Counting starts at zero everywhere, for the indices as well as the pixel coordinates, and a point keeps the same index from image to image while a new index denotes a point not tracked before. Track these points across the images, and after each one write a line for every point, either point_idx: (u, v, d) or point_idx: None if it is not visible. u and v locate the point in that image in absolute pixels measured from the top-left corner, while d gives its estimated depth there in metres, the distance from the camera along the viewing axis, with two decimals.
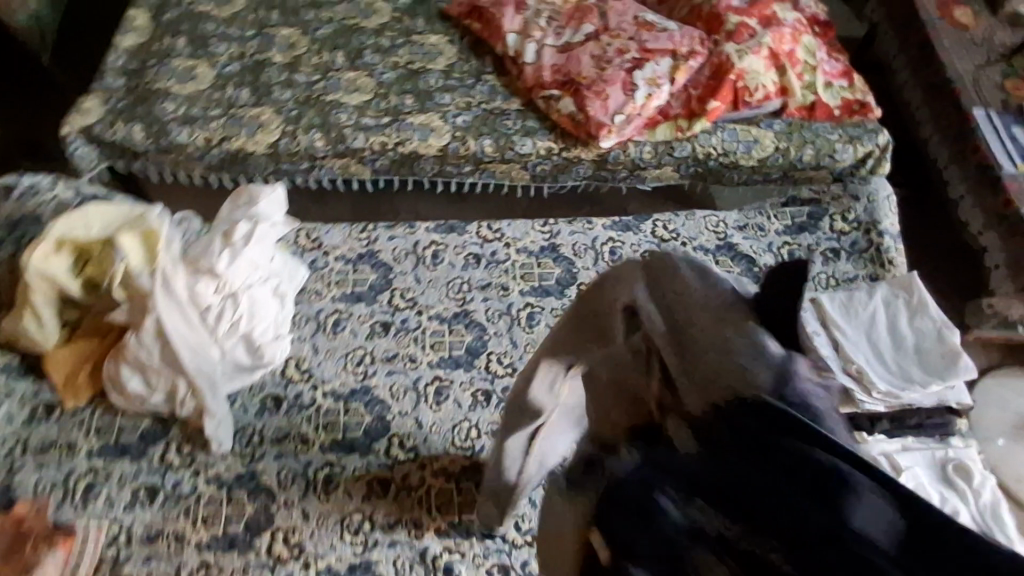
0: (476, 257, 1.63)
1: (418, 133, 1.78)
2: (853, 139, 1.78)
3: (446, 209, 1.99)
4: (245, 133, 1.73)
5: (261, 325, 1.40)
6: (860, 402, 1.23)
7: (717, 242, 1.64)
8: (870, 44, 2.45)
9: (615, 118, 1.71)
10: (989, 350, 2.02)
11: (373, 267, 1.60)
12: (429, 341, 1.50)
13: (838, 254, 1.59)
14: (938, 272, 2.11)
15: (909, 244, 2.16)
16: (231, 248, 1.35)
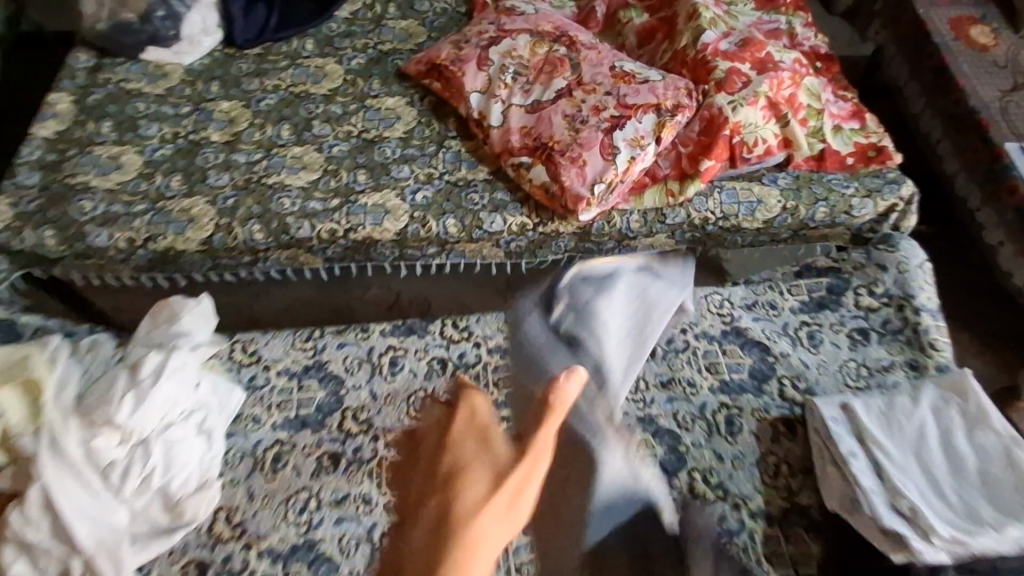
0: (442, 362, 1.40)
1: (371, 216, 1.56)
2: (872, 192, 1.51)
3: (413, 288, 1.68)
4: (173, 230, 1.51)
5: (179, 475, 1.18)
6: (918, 550, 0.98)
7: (723, 326, 1.40)
8: (875, 69, 2.20)
9: (594, 187, 1.48)
10: None
11: (321, 381, 1.38)
12: (387, 475, 1.26)
13: (868, 336, 1.34)
14: (976, 317, 1.85)
15: (942, 286, 1.90)
16: (135, 391, 1.14)
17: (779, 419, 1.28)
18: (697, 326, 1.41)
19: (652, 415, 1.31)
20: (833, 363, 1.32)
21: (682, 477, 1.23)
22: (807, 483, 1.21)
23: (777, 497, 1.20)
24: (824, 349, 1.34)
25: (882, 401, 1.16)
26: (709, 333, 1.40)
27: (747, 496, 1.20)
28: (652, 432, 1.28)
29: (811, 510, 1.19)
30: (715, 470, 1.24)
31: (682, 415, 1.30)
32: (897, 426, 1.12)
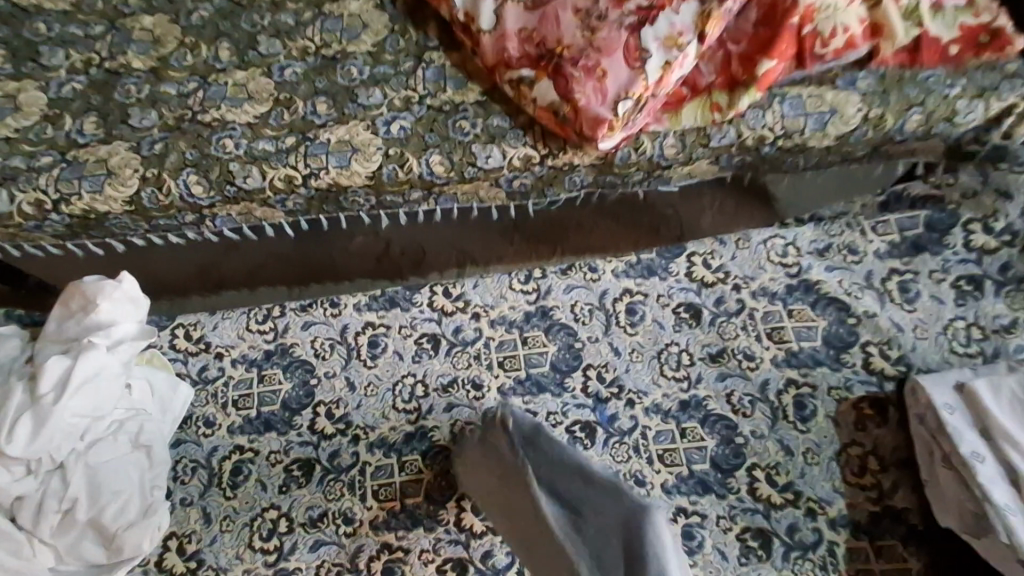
0: (435, 340, 1.12)
1: (335, 157, 1.24)
2: (984, 90, 1.15)
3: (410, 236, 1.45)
4: (88, 187, 1.21)
5: (112, 503, 0.93)
6: None
7: (788, 280, 1.10)
8: None
9: (618, 106, 1.13)
10: None
11: (287, 370, 1.11)
12: (372, 487, 1.02)
13: (980, 287, 1.07)
14: None
15: None
16: (32, 410, 0.89)
17: (864, 399, 1.01)
18: (756, 281, 1.11)
19: (699, 398, 1.04)
20: (934, 324, 1.04)
21: (740, 476, 0.98)
22: (902, 479, 0.96)
23: (864, 500, 0.95)
24: (922, 307, 1.06)
25: (1015, 380, 0.89)
26: (769, 289, 1.10)
27: (822, 500, 0.96)
28: (699, 420, 1.02)
29: (908, 515, 0.94)
30: (781, 467, 0.98)
31: (737, 397, 1.03)
32: None
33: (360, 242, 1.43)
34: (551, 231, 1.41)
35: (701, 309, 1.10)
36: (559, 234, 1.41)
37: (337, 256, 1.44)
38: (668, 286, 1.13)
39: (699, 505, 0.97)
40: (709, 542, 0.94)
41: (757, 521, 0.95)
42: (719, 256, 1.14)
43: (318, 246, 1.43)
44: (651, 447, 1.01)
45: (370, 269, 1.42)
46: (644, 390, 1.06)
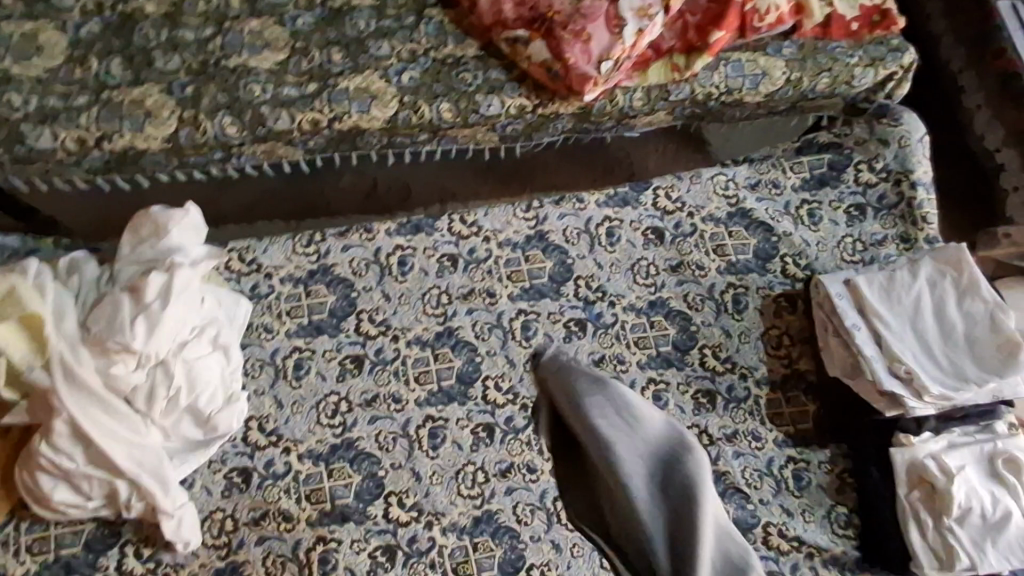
0: (453, 259, 1.37)
1: (355, 103, 1.41)
2: (874, 61, 1.48)
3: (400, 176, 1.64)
4: (128, 127, 1.33)
5: (205, 392, 1.15)
6: (910, 407, 1.15)
7: (729, 208, 1.43)
8: None
9: (602, 66, 1.38)
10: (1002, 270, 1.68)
11: (329, 285, 1.33)
12: (413, 374, 1.28)
13: (864, 212, 1.43)
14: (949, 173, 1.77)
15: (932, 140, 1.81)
16: (144, 315, 1.07)
17: (782, 295, 1.36)
18: (705, 209, 1.43)
19: (663, 298, 1.36)
20: (831, 240, 1.40)
21: (693, 354, 1.32)
22: (805, 350, 1.33)
23: (779, 365, 1.32)
24: (823, 226, 1.41)
25: (883, 276, 1.26)
26: (716, 215, 1.42)
27: (751, 366, 1.31)
28: (664, 314, 1.35)
29: (808, 375, 1.31)
30: (723, 346, 1.33)
31: (691, 296, 1.36)
32: (896, 298, 1.24)
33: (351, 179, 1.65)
34: (520, 172, 1.68)
35: (664, 231, 1.41)
36: (529, 174, 1.68)
37: (332, 192, 1.63)
38: (639, 213, 1.42)
39: (665, 375, 1.30)
40: (672, 400, 1.28)
41: (706, 384, 1.30)
42: (677, 190, 1.44)
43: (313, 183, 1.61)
44: (629, 335, 1.33)
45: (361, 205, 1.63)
46: (622, 293, 1.36)
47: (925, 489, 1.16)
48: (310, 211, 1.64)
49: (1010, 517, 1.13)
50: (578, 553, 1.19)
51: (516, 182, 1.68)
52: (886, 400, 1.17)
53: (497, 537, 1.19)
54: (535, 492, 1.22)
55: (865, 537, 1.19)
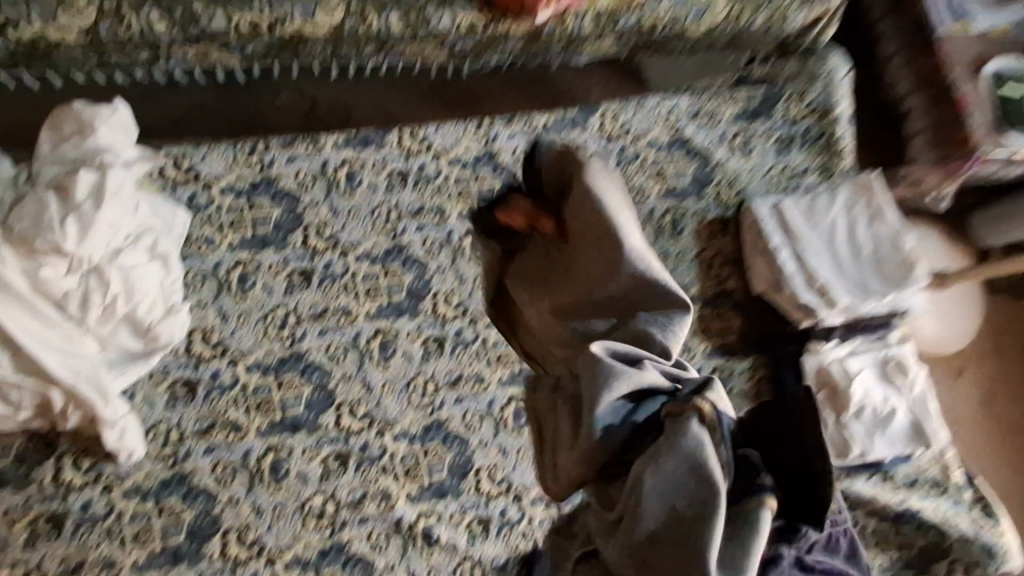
0: (402, 175, 1.36)
1: (298, 7, 1.33)
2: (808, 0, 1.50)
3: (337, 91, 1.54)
4: (38, 14, 1.21)
5: (144, 301, 1.11)
6: (822, 316, 1.32)
7: (670, 136, 1.49)
8: None
9: None
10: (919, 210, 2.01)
11: (273, 198, 1.29)
12: (363, 288, 1.28)
13: (791, 143, 1.53)
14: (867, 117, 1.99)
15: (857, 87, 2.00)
16: (75, 215, 1.01)
17: (716, 220, 1.46)
18: (647, 136, 1.48)
19: None
20: (760, 169, 1.51)
21: None
22: (735, 271, 1.43)
23: (709, 285, 1.42)
24: (755, 156, 1.51)
25: (806, 201, 1.39)
26: (658, 142, 1.48)
27: (685, 286, 1.41)
28: None
29: (736, 293, 1.42)
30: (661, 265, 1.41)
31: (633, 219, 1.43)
32: (816, 222, 1.37)
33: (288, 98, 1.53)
34: (466, 99, 1.62)
35: (609, 155, 1.46)
36: (475, 101, 1.62)
37: (265, 109, 1.52)
38: (585, 137, 1.46)
39: None
40: None
41: None
42: (623, 116, 1.48)
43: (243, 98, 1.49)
44: None
45: (301, 124, 1.53)
46: None
47: (829, 390, 1.32)
48: (245, 133, 1.53)
49: (895, 413, 1.31)
50: (524, 456, 1.24)
51: (464, 109, 1.61)
52: (803, 312, 1.33)
53: (447, 442, 1.23)
54: (483, 401, 1.26)
55: None
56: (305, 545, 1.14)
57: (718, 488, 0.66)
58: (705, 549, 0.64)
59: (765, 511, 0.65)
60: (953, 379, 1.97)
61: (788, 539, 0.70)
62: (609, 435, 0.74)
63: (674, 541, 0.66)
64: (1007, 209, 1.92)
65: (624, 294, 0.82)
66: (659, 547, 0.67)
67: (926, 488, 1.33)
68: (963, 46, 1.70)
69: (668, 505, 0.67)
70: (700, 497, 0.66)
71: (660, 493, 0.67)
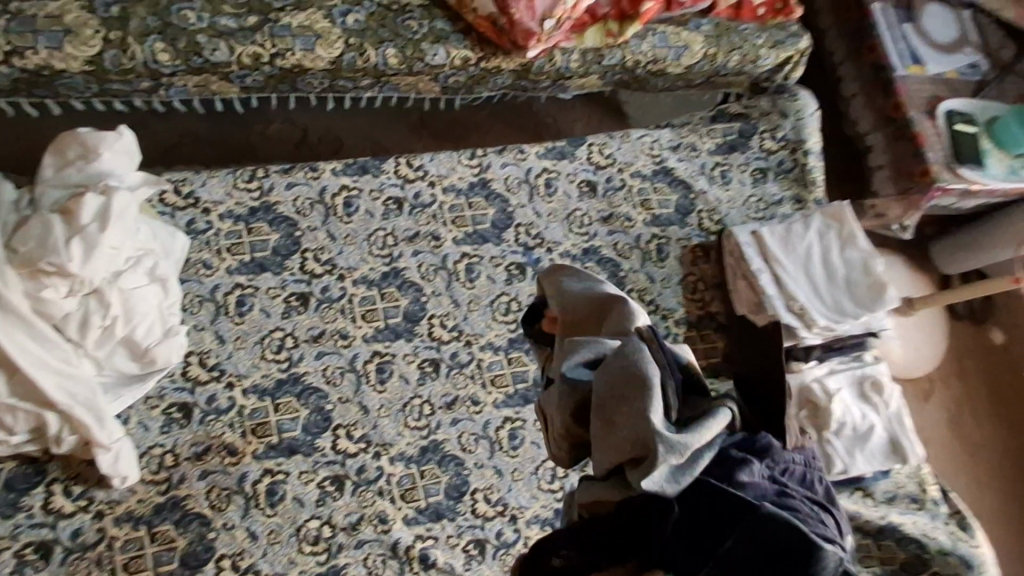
0: (398, 202, 1.40)
1: (300, 40, 1.38)
2: (776, 43, 1.66)
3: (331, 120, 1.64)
4: (43, 43, 1.24)
5: (143, 323, 1.11)
6: (803, 336, 1.38)
7: (654, 166, 1.56)
8: None
9: (544, 23, 1.44)
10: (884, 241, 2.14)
11: (272, 223, 1.31)
12: (360, 311, 1.30)
13: (766, 175, 1.62)
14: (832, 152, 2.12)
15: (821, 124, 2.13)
16: (80, 237, 1.02)
17: (698, 246, 1.53)
18: (632, 166, 1.55)
19: (595, 246, 1.47)
20: (738, 199, 1.59)
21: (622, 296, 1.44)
22: (717, 295, 1.50)
23: (694, 307, 1.47)
24: (733, 186, 1.59)
25: (782, 228, 1.47)
26: (642, 172, 1.55)
27: (672, 309, 1.46)
28: (596, 261, 1.46)
29: (719, 316, 1.48)
30: (648, 289, 1.46)
31: (620, 245, 1.49)
32: (792, 247, 1.45)
33: (278, 127, 1.62)
34: (454, 130, 1.72)
35: (597, 185, 1.52)
36: (461, 134, 1.72)
37: (256, 139, 1.59)
38: (574, 167, 1.52)
39: None
40: None
41: None
42: (609, 147, 1.56)
43: (238, 126, 1.57)
44: None
45: (291, 152, 1.60)
46: (559, 240, 1.46)
47: (810, 409, 1.37)
48: (234, 162, 1.57)
49: (874, 429, 1.36)
50: (519, 477, 1.26)
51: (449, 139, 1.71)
52: (786, 332, 1.39)
53: (443, 464, 1.24)
54: (478, 422, 1.28)
55: None
56: (301, 571, 1.12)
57: (651, 380, 0.69)
58: (645, 420, 0.67)
59: (723, 410, 0.72)
60: (924, 402, 2.06)
61: (757, 456, 0.74)
62: (584, 382, 0.74)
63: (623, 428, 0.69)
64: (963, 238, 2.06)
65: (587, 318, 0.83)
66: (613, 438, 0.69)
67: (905, 504, 1.38)
68: (919, 88, 1.88)
69: (617, 388, 0.70)
70: (635, 386, 0.69)
71: (608, 395, 0.70)
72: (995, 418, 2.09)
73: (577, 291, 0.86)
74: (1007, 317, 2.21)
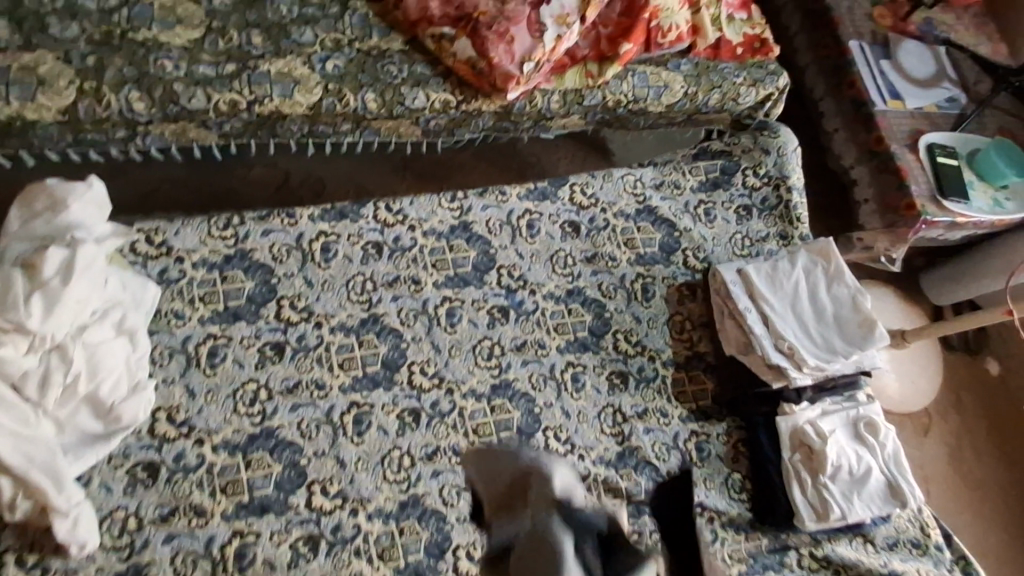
0: (378, 247, 1.37)
1: (277, 87, 1.38)
2: (756, 81, 1.66)
3: (312, 163, 1.62)
4: (17, 94, 1.24)
5: (108, 379, 1.07)
6: (793, 377, 1.34)
7: (637, 206, 1.55)
8: None
9: (524, 66, 1.45)
10: (873, 274, 2.14)
11: (247, 271, 1.28)
12: (338, 360, 1.26)
13: (750, 212, 1.61)
14: (817, 186, 2.13)
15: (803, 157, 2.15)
16: (41, 290, 1.01)
17: (684, 284, 1.51)
18: (615, 206, 1.54)
19: (579, 287, 1.45)
20: (723, 236, 1.57)
21: (607, 338, 1.41)
22: (704, 334, 1.47)
23: (681, 348, 1.44)
24: (717, 224, 1.58)
25: (768, 266, 1.45)
26: (626, 212, 1.54)
27: (658, 350, 1.43)
28: (580, 302, 1.43)
29: (707, 355, 1.45)
30: (634, 331, 1.43)
31: (605, 285, 1.46)
32: (779, 284, 1.43)
33: (259, 171, 1.60)
34: (436, 171, 1.71)
35: (580, 225, 1.51)
36: (443, 174, 1.72)
37: (236, 183, 1.58)
38: (556, 208, 1.51)
39: (582, 358, 1.38)
40: (589, 381, 1.36)
41: (620, 366, 1.39)
42: (591, 187, 1.55)
43: (218, 173, 1.56)
44: (548, 321, 1.40)
45: (272, 197, 1.59)
46: (542, 282, 1.43)
47: (804, 451, 1.33)
48: (215, 207, 1.56)
49: (871, 471, 1.31)
50: None
51: (431, 180, 1.71)
52: (775, 373, 1.35)
53: (423, 519, 1.19)
54: (460, 474, 1.23)
55: (757, 501, 1.33)
56: None
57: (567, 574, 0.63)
58: None
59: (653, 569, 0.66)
60: (923, 436, 2.01)
61: None
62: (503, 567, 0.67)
63: None
64: (953, 270, 2.05)
65: (504, 499, 0.70)
66: None
67: (907, 550, 1.33)
68: (899, 122, 1.90)
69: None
70: (543, 559, 0.64)
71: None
72: (996, 452, 2.04)
73: (499, 465, 0.73)
74: (1000, 348, 2.19)
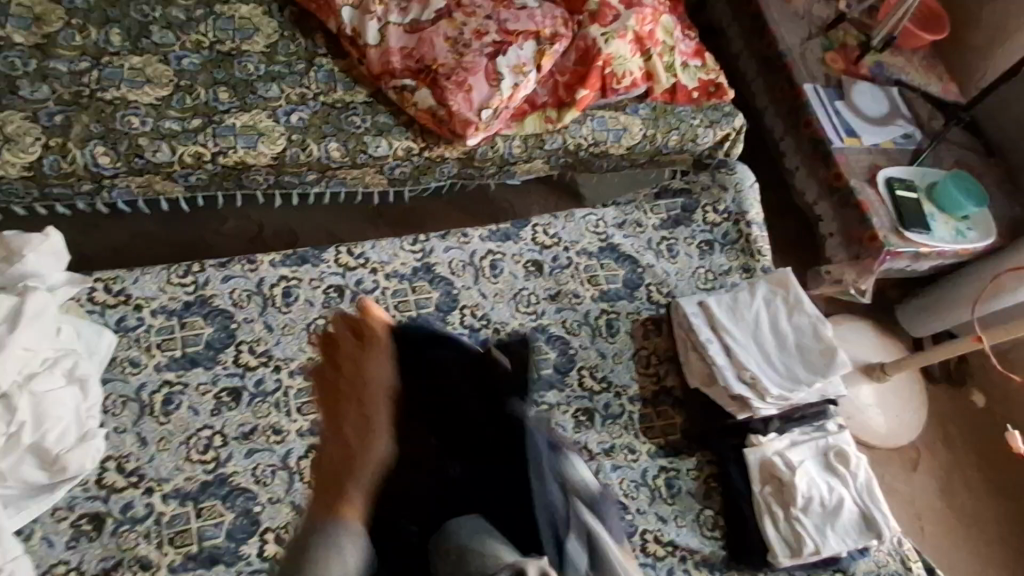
0: (339, 290, 1.38)
1: (241, 139, 1.42)
2: (712, 123, 1.73)
3: (285, 214, 1.69)
4: None
5: (54, 428, 1.07)
6: (757, 407, 1.33)
7: (599, 244, 1.57)
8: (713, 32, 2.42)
9: (482, 113, 1.50)
10: (847, 308, 2.14)
11: (206, 316, 1.29)
12: (296, 404, 1.25)
13: (712, 246, 1.63)
14: (782, 222, 2.17)
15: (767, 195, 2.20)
16: None
17: (649, 319, 1.51)
18: (578, 244, 1.56)
19: (544, 325, 1.45)
20: (687, 271, 1.59)
21: (572, 375, 1.40)
22: (671, 368, 1.46)
23: (648, 383, 1.43)
24: (680, 259, 1.60)
25: (729, 298, 1.46)
26: (589, 250, 1.56)
27: (625, 385, 1.42)
28: (544, 340, 1.43)
29: (674, 390, 1.44)
30: (599, 366, 1.43)
31: (569, 322, 1.46)
32: (740, 315, 1.43)
33: (233, 224, 1.66)
34: (410, 220, 1.76)
35: (543, 263, 1.52)
36: (417, 223, 1.76)
37: (210, 237, 1.62)
38: (519, 248, 1.53)
39: (546, 396, 1.36)
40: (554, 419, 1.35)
41: (586, 403, 1.38)
42: (554, 226, 1.57)
43: (189, 225, 1.62)
44: None
45: (245, 248, 1.63)
46: (505, 321, 1.43)
47: (775, 484, 1.30)
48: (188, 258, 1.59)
49: (844, 502, 1.28)
50: None
51: (406, 228, 1.75)
52: (739, 404, 1.34)
53: None
54: None
55: (731, 538, 1.28)
56: None
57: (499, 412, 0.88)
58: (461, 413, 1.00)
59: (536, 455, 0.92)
60: (911, 472, 1.96)
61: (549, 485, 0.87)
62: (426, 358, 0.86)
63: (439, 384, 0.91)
64: (926, 300, 2.05)
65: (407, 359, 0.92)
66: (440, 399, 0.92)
67: None
68: (857, 158, 1.96)
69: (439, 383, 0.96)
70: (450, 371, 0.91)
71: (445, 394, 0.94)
72: (987, 486, 1.99)
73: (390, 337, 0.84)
74: (984, 379, 2.16)
